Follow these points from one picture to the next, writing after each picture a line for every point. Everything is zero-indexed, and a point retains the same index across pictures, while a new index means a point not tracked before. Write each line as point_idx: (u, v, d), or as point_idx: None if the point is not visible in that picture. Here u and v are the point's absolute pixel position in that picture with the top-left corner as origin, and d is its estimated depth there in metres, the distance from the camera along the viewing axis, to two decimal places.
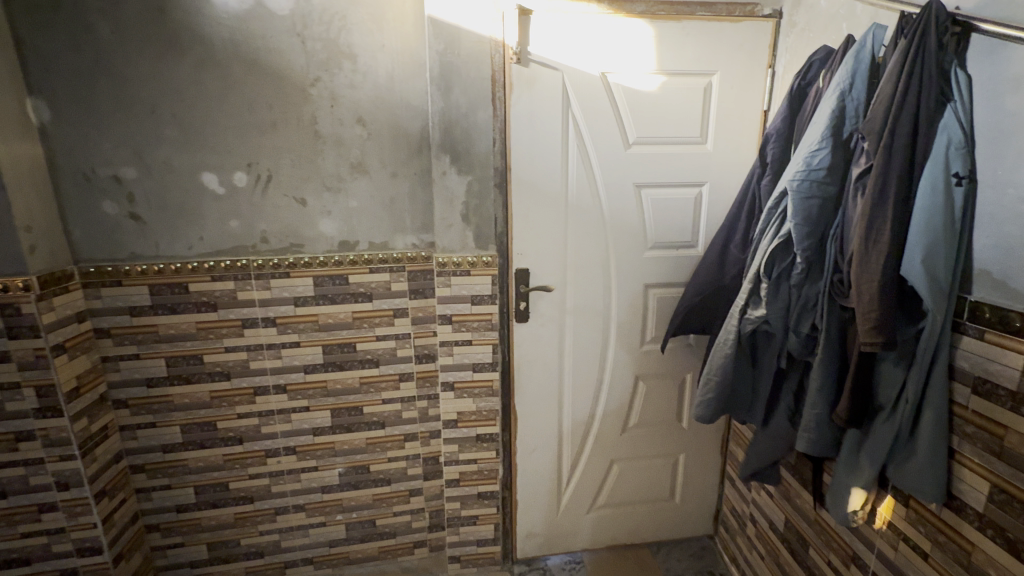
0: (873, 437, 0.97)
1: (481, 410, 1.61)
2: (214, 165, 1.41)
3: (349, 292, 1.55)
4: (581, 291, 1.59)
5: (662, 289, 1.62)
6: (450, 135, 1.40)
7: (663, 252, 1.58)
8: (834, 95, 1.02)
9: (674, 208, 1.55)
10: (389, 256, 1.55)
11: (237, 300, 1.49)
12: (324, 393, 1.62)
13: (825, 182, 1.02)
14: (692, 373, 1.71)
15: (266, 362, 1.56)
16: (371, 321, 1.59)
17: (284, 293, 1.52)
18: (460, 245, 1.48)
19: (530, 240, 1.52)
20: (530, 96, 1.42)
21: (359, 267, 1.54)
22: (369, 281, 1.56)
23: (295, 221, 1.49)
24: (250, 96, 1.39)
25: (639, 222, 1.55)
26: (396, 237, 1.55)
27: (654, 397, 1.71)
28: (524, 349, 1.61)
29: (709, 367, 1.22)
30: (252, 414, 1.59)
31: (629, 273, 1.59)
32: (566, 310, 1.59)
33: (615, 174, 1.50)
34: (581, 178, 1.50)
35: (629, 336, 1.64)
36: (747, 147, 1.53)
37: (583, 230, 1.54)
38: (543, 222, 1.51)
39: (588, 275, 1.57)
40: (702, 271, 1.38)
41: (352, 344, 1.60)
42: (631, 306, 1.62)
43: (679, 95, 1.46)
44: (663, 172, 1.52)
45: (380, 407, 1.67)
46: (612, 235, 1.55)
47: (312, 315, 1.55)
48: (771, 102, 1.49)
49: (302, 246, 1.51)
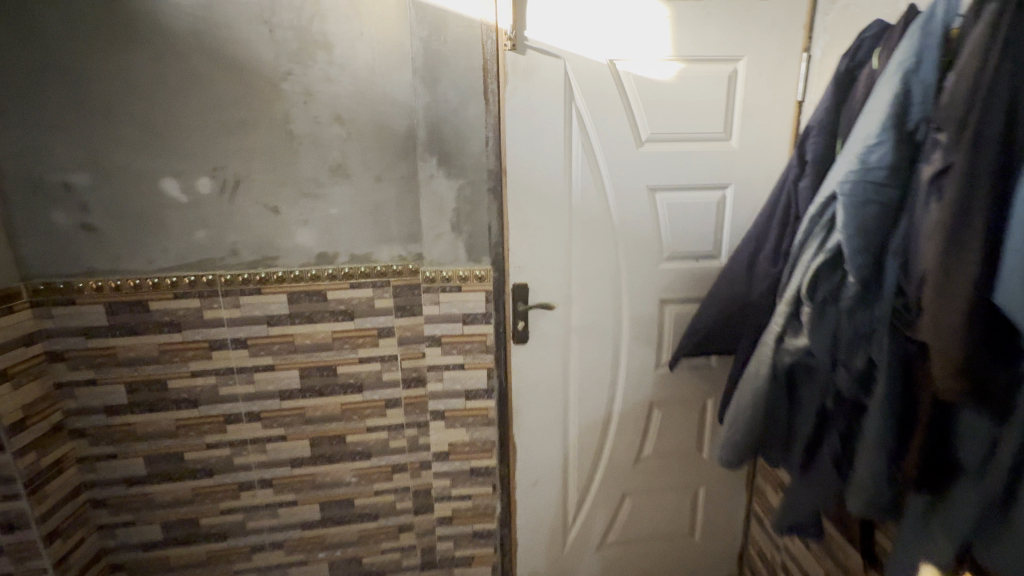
0: (953, 506, 0.79)
1: (475, 441, 1.44)
2: (175, 169, 1.26)
3: (328, 310, 1.40)
4: (588, 308, 1.41)
5: (680, 305, 1.43)
6: (437, 133, 1.23)
7: (681, 263, 1.40)
8: (895, 77, 0.83)
9: (694, 214, 1.36)
10: (372, 269, 1.39)
11: (204, 319, 1.35)
12: (302, 421, 1.46)
13: (885, 184, 0.82)
14: (714, 400, 1.52)
15: (237, 387, 1.41)
16: (353, 341, 1.43)
17: (256, 311, 1.36)
18: (450, 258, 1.31)
19: (529, 251, 1.35)
20: (528, 89, 1.25)
21: (339, 282, 1.38)
22: (351, 297, 1.40)
23: (266, 231, 1.34)
24: (214, 92, 1.24)
25: (654, 229, 1.36)
26: (379, 248, 1.38)
27: (671, 426, 1.53)
28: (524, 372, 1.43)
29: (736, 404, 1.04)
30: (223, 444, 1.44)
31: (643, 287, 1.40)
32: (571, 329, 1.41)
33: (626, 176, 1.32)
34: (586, 179, 1.32)
35: (642, 357, 1.46)
36: (777, 143, 1.33)
37: (589, 240, 1.36)
38: (543, 231, 1.34)
39: (596, 290, 1.39)
40: (725, 288, 1.19)
41: (332, 367, 1.44)
42: (644, 324, 1.43)
43: (699, 85, 1.27)
44: (680, 172, 1.33)
45: (365, 436, 1.51)
46: (622, 244, 1.37)
47: (287, 335, 1.40)
48: (806, 92, 1.30)
49: (275, 259, 1.36)
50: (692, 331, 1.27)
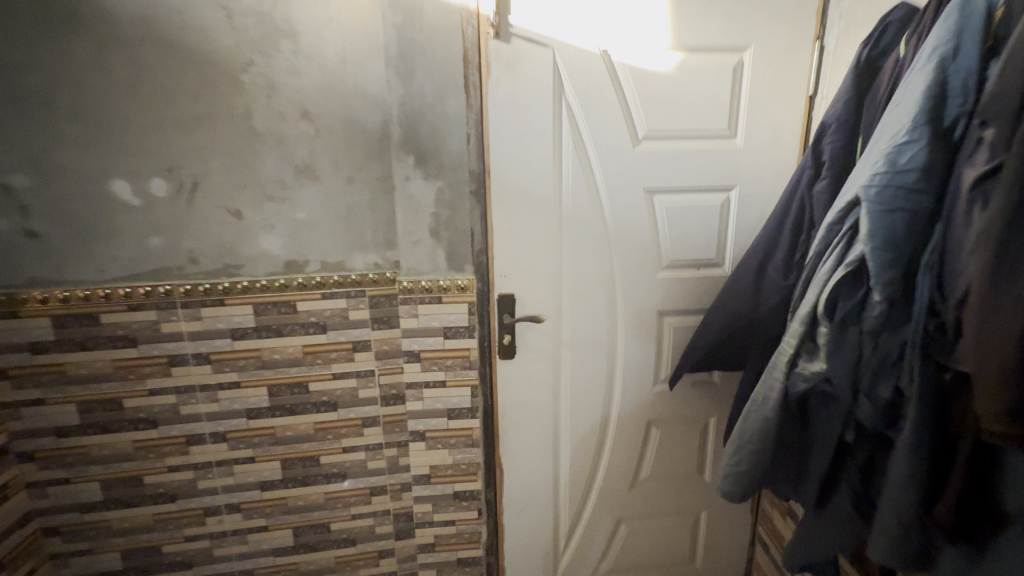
0: (993, 560, 0.69)
1: (459, 463, 1.34)
2: (126, 170, 1.15)
3: (298, 322, 1.29)
4: (581, 321, 1.30)
5: (680, 317, 1.32)
6: (413, 130, 1.12)
7: (681, 272, 1.29)
8: (929, 66, 0.72)
9: (694, 218, 1.25)
10: (346, 279, 1.28)
11: (161, 333, 1.24)
12: (272, 442, 1.36)
13: (918, 188, 0.71)
14: (716, 418, 1.41)
15: (200, 406, 1.30)
16: (326, 356, 1.32)
17: (218, 324, 1.26)
18: (429, 267, 1.20)
19: (515, 259, 1.23)
20: (513, 81, 1.13)
21: (310, 292, 1.28)
22: (323, 308, 1.29)
23: (229, 237, 1.23)
24: (166, 85, 1.13)
25: (651, 235, 1.25)
26: (354, 256, 1.28)
27: (670, 446, 1.42)
28: (511, 390, 1.32)
29: (740, 431, 0.93)
30: (186, 467, 1.33)
31: (639, 298, 1.29)
32: (562, 343, 1.31)
33: (621, 177, 1.21)
34: (578, 181, 1.20)
35: (638, 373, 1.35)
36: (787, 142, 1.22)
37: (581, 246, 1.25)
38: (531, 237, 1.22)
39: (589, 302, 1.29)
40: (728, 300, 1.08)
41: (304, 384, 1.33)
42: (641, 337, 1.32)
43: (701, 77, 1.16)
44: (681, 173, 1.22)
45: (341, 457, 1.40)
46: (617, 252, 1.26)
47: (254, 350, 1.29)
48: (818, 86, 1.19)
49: (238, 268, 1.25)
50: (692, 346, 1.16)
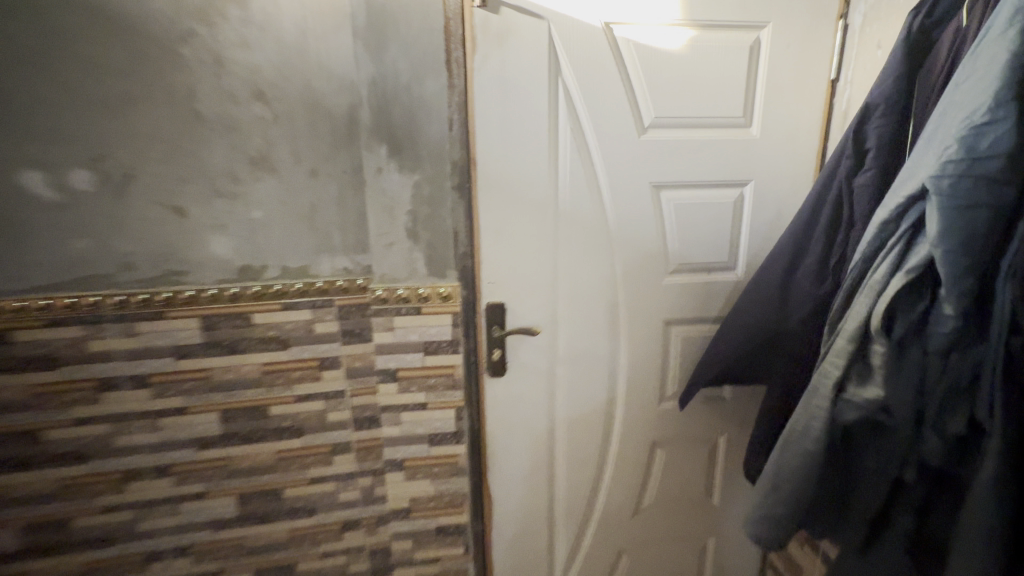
0: None
1: (442, 495, 1.18)
2: (41, 159, 0.97)
3: (254, 337, 1.12)
4: (579, 332, 1.15)
5: (689, 327, 1.18)
6: (385, 115, 0.97)
7: (689, 277, 1.15)
8: (1010, 31, 0.59)
9: (705, 217, 1.12)
10: (310, 286, 1.11)
11: (90, 353, 1.05)
12: (226, 474, 1.18)
13: (1000, 179, 0.58)
14: (725, 438, 1.28)
15: (139, 435, 1.12)
16: (288, 376, 1.15)
17: (159, 341, 1.08)
18: (406, 273, 1.05)
19: (504, 263, 1.08)
20: (503, 58, 0.98)
21: (269, 303, 1.11)
22: (284, 321, 1.12)
23: (169, 240, 1.05)
24: (89, 59, 0.95)
25: (657, 236, 1.12)
26: (319, 260, 1.11)
27: (676, 468, 1.28)
28: (501, 411, 1.17)
29: (775, 465, 0.80)
30: (124, 507, 1.15)
31: (643, 306, 1.15)
32: (558, 357, 1.16)
33: (623, 170, 1.07)
34: (576, 174, 1.06)
35: (641, 390, 1.21)
36: (807, 132, 1.09)
37: (579, 249, 1.10)
38: (523, 238, 1.07)
39: (588, 312, 1.14)
40: (749, 309, 0.95)
41: (263, 407, 1.16)
42: (646, 349, 1.18)
43: (714, 58, 1.03)
44: (691, 166, 1.08)
45: (307, 489, 1.23)
46: (620, 255, 1.12)
47: (203, 370, 1.11)
48: (842, 69, 1.06)
49: (181, 275, 1.07)
50: (705, 361, 1.03)
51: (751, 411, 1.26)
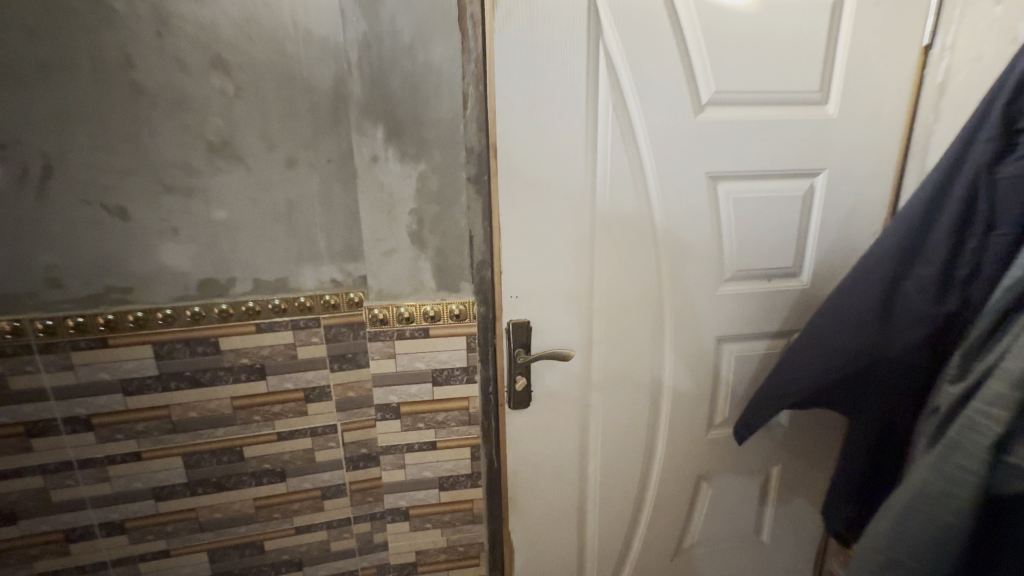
0: None
1: (454, 546, 1.00)
2: None
3: (223, 367, 0.91)
4: (616, 353, 0.96)
5: (744, 344, 1.00)
6: (382, 88, 0.76)
7: (746, 285, 0.97)
8: None
9: (768, 213, 0.93)
10: (292, 303, 0.91)
11: (15, 391, 0.85)
12: (193, 529, 0.98)
13: None
14: (779, 467, 1.10)
15: (83, 488, 0.91)
16: (266, 411, 0.95)
17: (102, 374, 0.87)
18: (409, 287, 0.85)
19: (531, 272, 0.88)
20: (532, 14, 0.77)
21: (240, 325, 0.90)
22: (259, 346, 0.92)
23: (108, 249, 0.83)
24: None
25: (711, 237, 0.92)
26: (303, 271, 0.91)
27: (722, 504, 1.11)
28: (524, 448, 0.98)
29: (887, 530, 0.64)
30: (68, 572, 0.95)
31: (691, 321, 0.97)
32: (591, 384, 0.97)
33: (674, 157, 0.87)
34: (618, 162, 0.86)
35: (686, 417, 1.03)
36: (892, 111, 0.91)
37: (621, 254, 0.90)
38: (553, 245, 0.88)
39: (628, 329, 0.95)
40: (840, 330, 0.77)
41: (237, 449, 0.96)
42: (694, 370, 1.00)
43: (789, 18, 0.83)
44: (755, 154, 0.89)
45: (293, 539, 1.04)
46: (669, 261, 0.92)
47: (159, 408, 0.90)
48: (940, 32, 0.87)
49: (127, 293, 0.86)
50: (777, 389, 0.86)
51: (809, 438, 1.09)
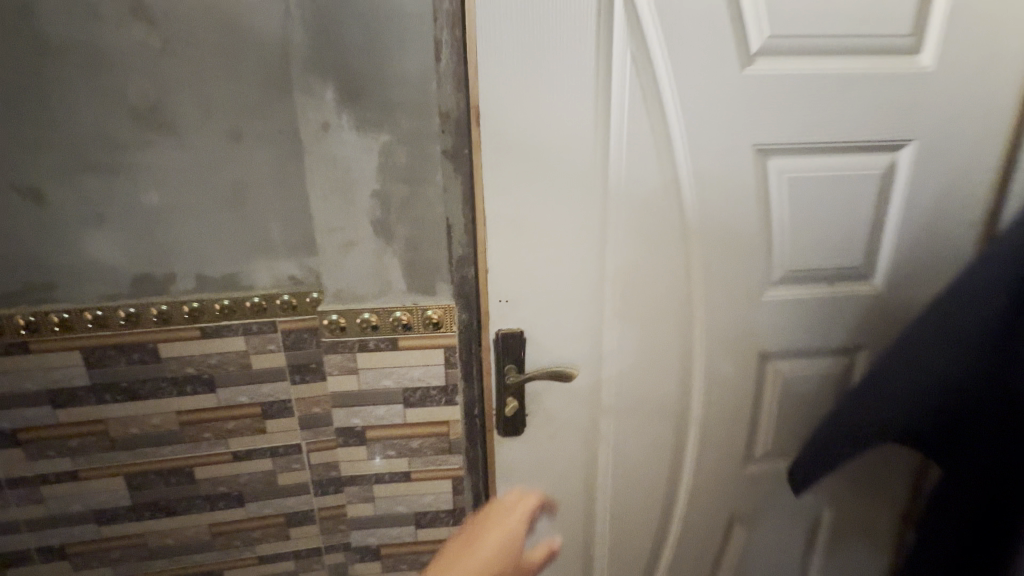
0: None
1: None
2: None
3: (165, 378, 0.78)
4: (632, 372, 0.78)
5: (794, 362, 0.80)
6: (330, 35, 0.59)
7: (802, 290, 0.76)
8: None
9: (836, 198, 0.72)
10: (243, 304, 0.77)
11: None
12: (143, 556, 0.87)
13: None
14: (832, 510, 0.90)
15: (17, 509, 0.81)
16: (218, 429, 0.82)
17: (26, 383, 0.75)
18: (373, 289, 0.69)
19: (527, 273, 0.70)
20: None
21: (182, 329, 0.76)
22: (206, 354, 0.78)
23: (24, 238, 0.71)
24: None
25: (757, 229, 0.72)
26: (255, 266, 0.77)
27: (759, 550, 0.92)
28: (518, 484, 0.81)
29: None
30: None
31: (727, 334, 0.77)
32: (601, 409, 0.79)
33: (712, 126, 0.67)
34: (639, 131, 0.66)
35: (719, 448, 0.84)
36: (1010, 60, 0.68)
37: (641, 250, 0.71)
38: (555, 238, 0.69)
39: (649, 344, 0.77)
40: (932, 353, 0.68)
41: (187, 471, 0.83)
42: (731, 393, 0.81)
43: None
44: (821, 119, 0.68)
45: (257, 569, 0.91)
46: (703, 259, 0.73)
47: (95, 422, 0.78)
48: None
49: (51, 290, 0.73)
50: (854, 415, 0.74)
51: (873, 476, 0.88)
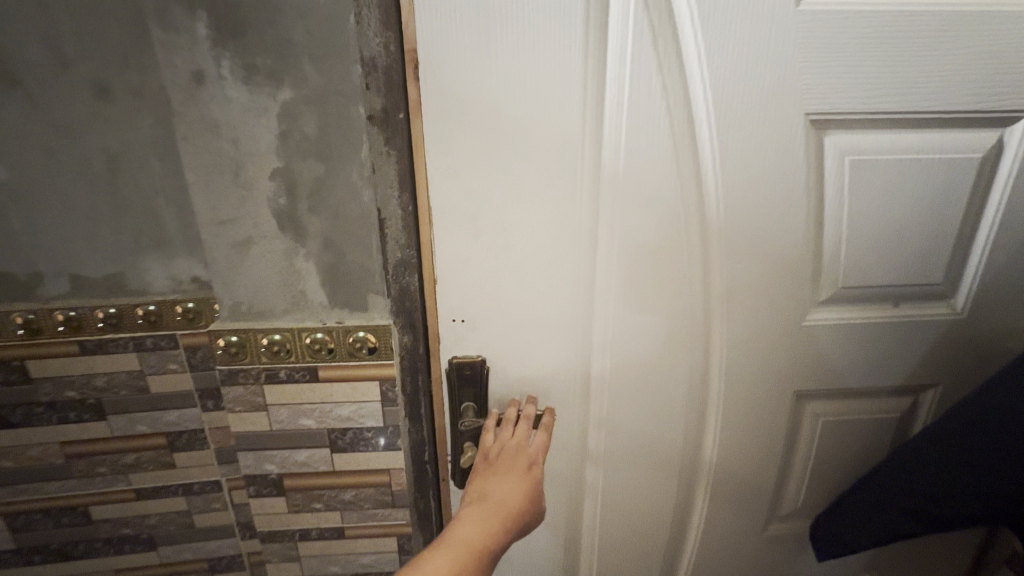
0: None
1: None
2: None
3: (42, 403, 0.63)
4: (629, 412, 0.60)
5: (837, 402, 0.62)
6: None
7: (856, 313, 0.57)
8: None
9: (916, 191, 0.52)
10: (132, 314, 0.60)
11: None
12: None
13: None
14: None
15: None
16: (116, 463, 0.67)
17: None
18: (284, 303, 0.53)
19: (489, 284, 0.52)
20: None
21: (58, 343, 0.60)
22: (91, 375, 0.62)
23: None
24: None
25: (803, 231, 0.53)
26: (143, 265, 0.59)
27: None
28: None
29: None
30: None
31: (755, 366, 0.59)
32: (586, 455, 0.62)
33: (752, 85, 0.47)
34: (648, 89, 0.47)
35: (736, 506, 0.67)
36: None
37: (644, 260, 0.53)
38: (527, 242, 0.51)
39: (652, 379, 0.59)
40: None
41: (81, 511, 0.69)
42: (755, 439, 0.63)
43: None
44: (903, 81, 0.48)
45: None
46: (727, 268, 0.54)
47: None
48: None
49: None
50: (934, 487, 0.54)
51: (927, 541, 0.70)
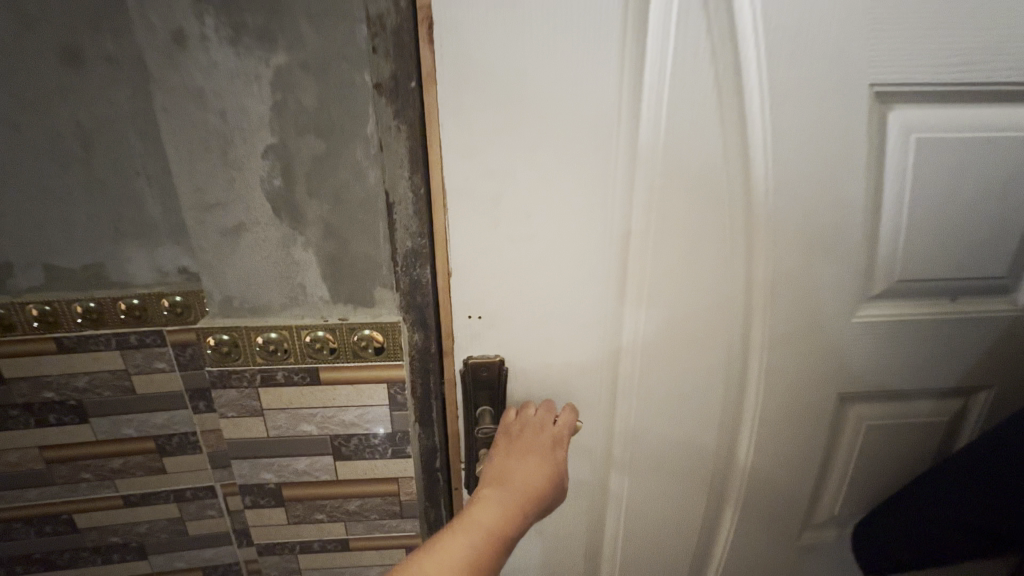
0: None
1: None
2: None
3: (18, 406, 0.57)
4: (658, 415, 0.55)
5: (882, 403, 0.58)
6: None
7: (910, 308, 0.52)
8: None
9: (986, 175, 0.46)
10: (112, 309, 0.55)
11: None
12: None
13: None
14: None
15: None
16: (102, 469, 0.62)
17: None
18: (280, 297, 0.47)
19: (509, 275, 0.47)
20: None
21: (32, 341, 0.55)
22: (70, 375, 0.57)
23: None
24: None
25: (858, 219, 0.48)
26: (124, 256, 0.53)
27: None
28: None
29: None
30: None
31: (797, 366, 0.54)
32: (611, 461, 0.58)
33: (812, 52, 0.41)
34: (695, 56, 0.41)
35: (767, 513, 0.62)
36: None
37: (682, 250, 0.48)
38: (553, 228, 0.45)
39: (685, 379, 0.54)
40: None
41: (65, 519, 0.64)
42: (793, 444, 0.58)
43: None
44: (981, 50, 0.43)
45: None
46: (773, 259, 0.49)
47: None
48: None
49: None
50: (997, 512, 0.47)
51: None
